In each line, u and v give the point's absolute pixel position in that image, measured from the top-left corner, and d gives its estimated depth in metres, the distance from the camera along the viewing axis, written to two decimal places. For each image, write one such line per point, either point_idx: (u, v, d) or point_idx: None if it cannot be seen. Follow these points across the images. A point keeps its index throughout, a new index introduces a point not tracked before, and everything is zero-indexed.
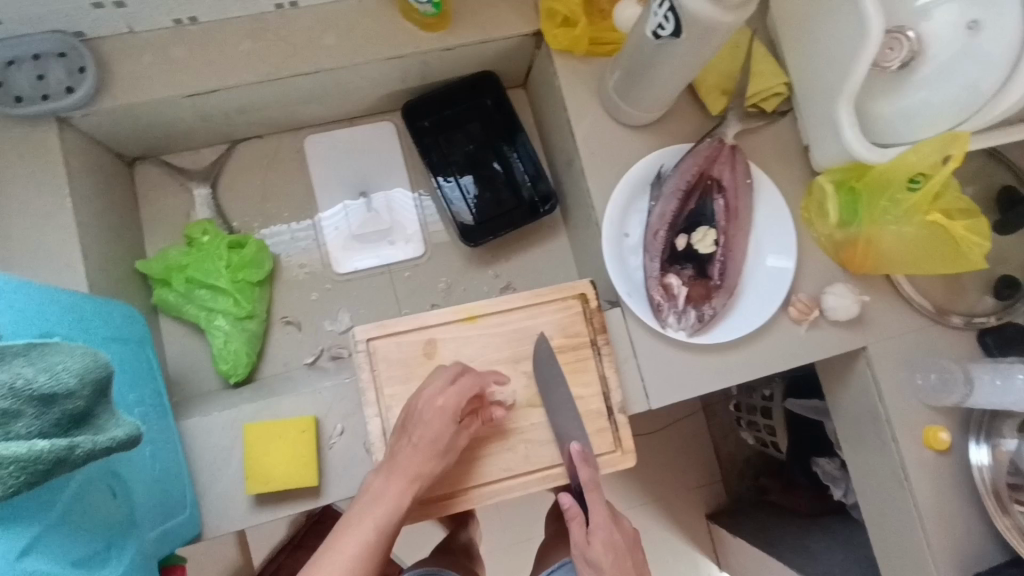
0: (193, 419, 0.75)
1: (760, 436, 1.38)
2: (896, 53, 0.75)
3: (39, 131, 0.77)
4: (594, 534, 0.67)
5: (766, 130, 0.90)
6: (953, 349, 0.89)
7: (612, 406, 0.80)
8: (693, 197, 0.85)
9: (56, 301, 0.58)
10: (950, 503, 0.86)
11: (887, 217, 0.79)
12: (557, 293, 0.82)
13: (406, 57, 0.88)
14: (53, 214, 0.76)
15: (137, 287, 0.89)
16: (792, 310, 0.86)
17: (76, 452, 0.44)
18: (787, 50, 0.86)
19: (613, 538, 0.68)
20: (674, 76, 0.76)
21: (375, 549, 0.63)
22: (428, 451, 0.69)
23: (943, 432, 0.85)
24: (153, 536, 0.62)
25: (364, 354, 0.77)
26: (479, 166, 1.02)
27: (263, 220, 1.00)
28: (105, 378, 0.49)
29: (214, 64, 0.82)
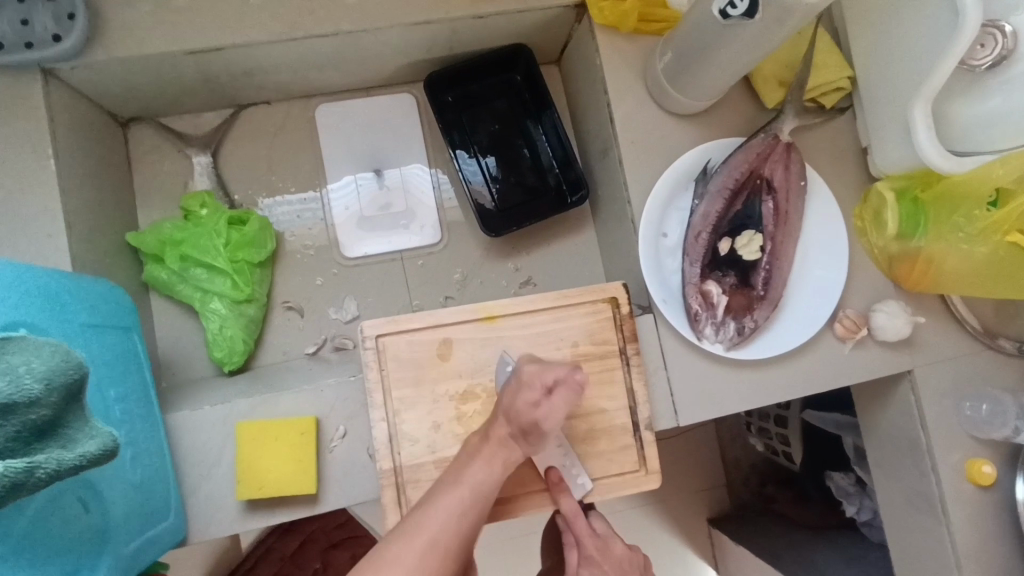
0: (182, 413, 0.69)
1: (771, 444, 1.33)
2: (987, 51, 0.67)
3: (22, 84, 0.69)
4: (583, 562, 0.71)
5: (823, 128, 0.82)
6: (1005, 378, 0.82)
7: (638, 422, 0.74)
8: (740, 197, 0.77)
9: (29, 283, 0.51)
10: (989, 542, 0.80)
11: (955, 234, 0.71)
12: (585, 296, 0.75)
13: (435, 23, 0.79)
14: (35, 178, 0.68)
15: (126, 261, 0.82)
16: (838, 328, 0.79)
17: (36, 475, 0.37)
18: (855, 39, 0.78)
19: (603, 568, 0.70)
20: (735, 62, 0.68)
21: (468, 514, 0.55)
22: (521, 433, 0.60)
23: (987, 466, 0.79)
24: (130, 549, 0.56)
25: (372, 351, 0.70)
26: (504, 148, 0.94)
27: (267, 193, 0.92)
28: (80, 384, 0.42)
29: (222, 18, 0.73)
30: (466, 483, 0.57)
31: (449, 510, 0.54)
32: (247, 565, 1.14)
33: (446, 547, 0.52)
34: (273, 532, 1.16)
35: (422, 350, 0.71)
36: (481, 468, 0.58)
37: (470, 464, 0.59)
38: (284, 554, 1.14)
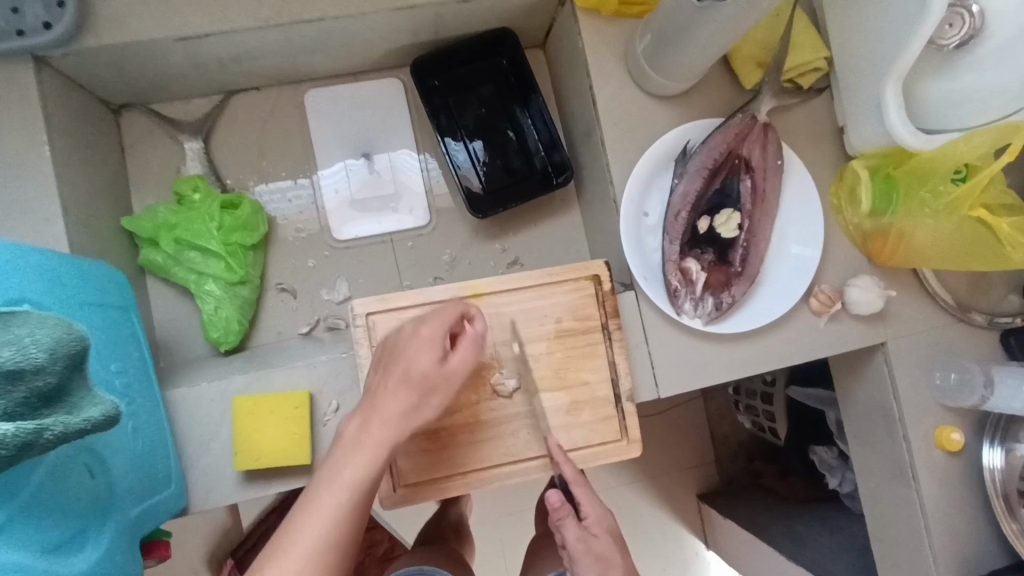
0: (180, 389, 0.71)
1: (757, 421, 1.37)
2: (956, 30, 0.69)
3: (15, 72, 0.71)
4: (590, 518, 0.66)
5: (801, 108, 0.84)
6: (975, 349, 0.85)
7: (620, 394, 0.77)
8: (719, 176, 0.80)
9: (29, 263, 0.54)
10: (957, 506, 0.84)
11: (924, 209, 0.74)
12: (569, 273, 0.78)
13: (419, 8, 0.80)
14: (31, 164, 0.70)
15: (122, 245, 0.84)
16: (813, 302, 0.82)
17: (45, 436, 0.40)
18: (831, 21, 0.79)
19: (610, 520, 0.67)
20: (711, 43, 0.70)
21: (355, 509, 0.56)
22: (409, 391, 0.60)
23: (955, 433, 0.83)
24: (134, 514, 0.59)
25: (363, 329, 0.73)
26: (490, 132, 0.96)
27: (259, 178, 0.94)
28: (81, 354, 0.45)
29: (208, 5, 0.75)
30: (341, 482, 0.56)
31: (333, 510, 0.55)
32: (248, 544, 1.17)
33: (332, 545, 0.54)
34: (274, 510, 1.19)
35: None
36: (355, 462, 0.57)
37: (343, 459, 0.58)
38: None
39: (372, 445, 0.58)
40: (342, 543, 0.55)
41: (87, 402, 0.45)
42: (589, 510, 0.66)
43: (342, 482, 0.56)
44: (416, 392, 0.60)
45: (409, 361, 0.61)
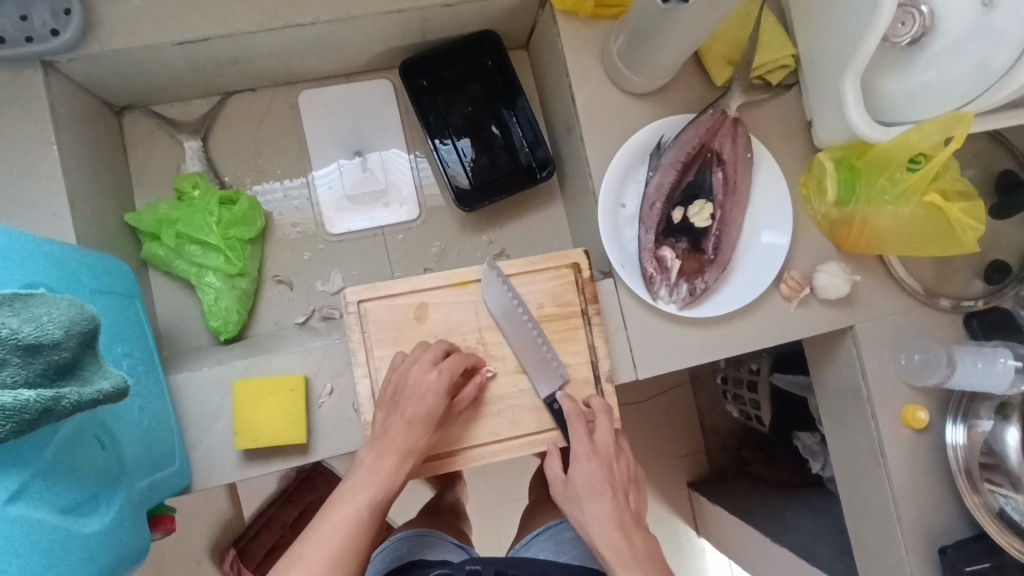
0: (183, 374, 0.76)
1: (744, 410, 1.36)
2: (907, 28, 0.73)
3: (23, 76, 0.75)
4: (576, 465, 0.72)
5: (771, 104, 0.88)
6: (940, 331, 0.89)
7: (600, 375, 0.82)
8: (692, 169, 0.84)
9: (41, 252, 0.58)
10: (924, 481, 0.88)
11: (884, 196, 0.78)
12: (550, 261, 0.82)
13: (405, 12, 0.85)
14: (39, 163, 0.74)
15: (126, 239, 0.88)
16: (784, 287, 0.86)
17: (62, 404, 0.45)
18: (797, 21, 0.84)
19: (593, 469, 0.71)
20: (680, 43, 0.74)
21: (365, 525, 0.65)
22: (410, 424, 0.70)
23: (921, 411, 0.86)
24: (142, 486, 0.63)
25: (355, 315, 0.78)
26: (477, 129, 1.00)
27: (256, 176, 0.98)
28: (93, 332, 0.49)
29: (204, 11, 0.79)
30: (350, 506, 0.66)
31: (343, 526, 0.64)
32: (251, 532, 1.21)
33: (345, 556, 0.63)
34: (275, 499, 1.23)
35: (400, 313, 0.79)
36: (361, 487, 0.67)
37: (353, 486, 0.68)
38: (284, 523, 1.21)
39: (372, 476, 0.68)
40: (352, 557, 0.64)
41: (98, 375, 0.50)
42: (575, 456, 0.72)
43: (352, 505, 0.66)
44: (421, 425, 0.70)
45: (414, 396, 0.70)
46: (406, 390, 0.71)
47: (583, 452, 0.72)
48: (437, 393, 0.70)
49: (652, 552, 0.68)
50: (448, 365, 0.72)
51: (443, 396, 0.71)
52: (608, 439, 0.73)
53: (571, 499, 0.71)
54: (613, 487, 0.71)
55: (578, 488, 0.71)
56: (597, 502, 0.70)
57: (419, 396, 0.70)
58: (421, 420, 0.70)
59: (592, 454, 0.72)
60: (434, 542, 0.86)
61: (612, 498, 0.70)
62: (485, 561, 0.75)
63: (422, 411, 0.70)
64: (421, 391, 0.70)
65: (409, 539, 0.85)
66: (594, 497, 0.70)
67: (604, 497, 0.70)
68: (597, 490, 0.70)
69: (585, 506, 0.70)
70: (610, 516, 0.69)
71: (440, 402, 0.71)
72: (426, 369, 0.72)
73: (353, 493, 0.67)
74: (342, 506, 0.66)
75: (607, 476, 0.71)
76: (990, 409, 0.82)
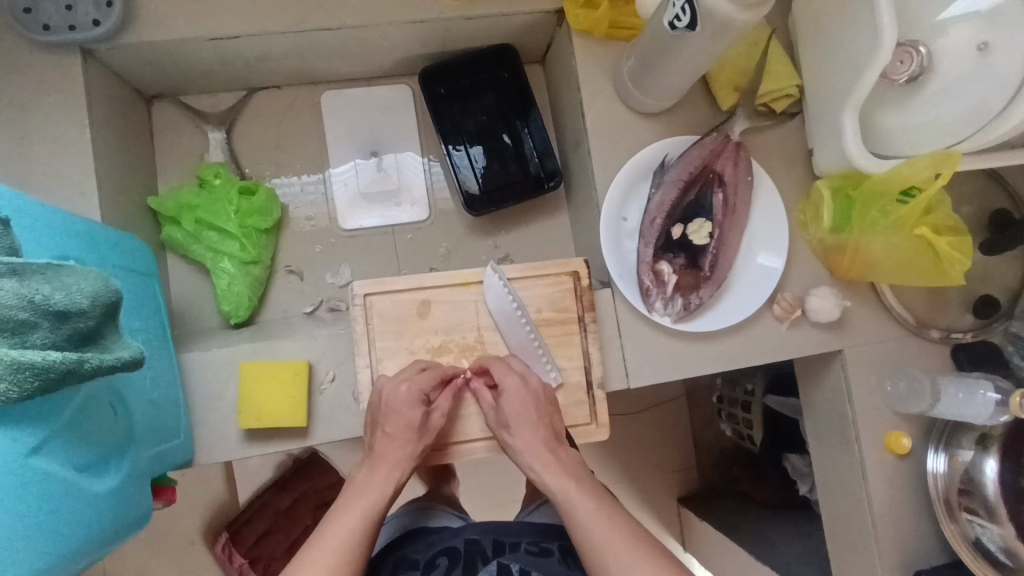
0: (192, 353, 0.79)
1: (738, 429, 1.34)
2: (906, 66, 0.75)
3: (64, 61, 0.79)
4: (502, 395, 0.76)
5: (774, 130, 0.91)
6: (927, 361, 0.91)
7: (592, 381, 0.85)
8: (693, 189, 0.87)
9: (70, 227, 0.62)
10: (904, 507, 0.89)
11: (875, 228, 0.80)
12: (551, 268, 0.86)
13: (428, 22, 0.89)
14: (71, 143, 0.78)
15: (147, 221, 0.92)
16: (776, 308, 0.89)
17: (85, 367, 0.48)
18: (802, 51, 0.86)
19: (521, 392, 0.76)
20: (687, 67, 0.78)
21: (364, 533, 0.67)
22: (399, 431, 0.74)
23: (905, 437, 0.88)
24: (149, 455, 0.66)
25: (360, 307, 0.81)
26: (489, 138, 1.04)
27: (275, 169, 1.02)
28: (113, 305, 0.53)
29: (237, 10, 0.83)
30: (348, 514, 0.68)
31: (343, 533, 0.66)
32: (244, 516, 1.24)
33: (349, 562, 0.65)
34: (270, 486, 1.25)
35: (404, 308, 0.82)
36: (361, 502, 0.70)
37: (352, 500, 0.70)
38: (278, 509, 1.24)
39: (371, 489, 0.71)
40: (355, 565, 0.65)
41: (117, 345, 0.53)
42: (504, 388, 0.76)
43: (349, 518, 0.68)
44: (410, 434, 0.74)
45: (397, 414, 0.73)
46: (386, 405, 0.74)
47: (510, 383, 0.76)
48: (417, 405, 0.74)
49: (577, 462, 0.75)
50: (424, 377, 0.76)
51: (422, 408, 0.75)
52: (529, 372, 0.79)
53: (498, 429, 0.77)
54: (535, 410, 0.77)
55: (500, 418, 0.76)
56: (524, 423, 0.76)
57: (400, 408, 0.73)
58: (405, 428, 0.74)
59: (514, 388, 0.76)
60: (435, 514, 0.93)
61: (533, 419, 0.76)
62: (481, 531, 0.87)
63: (405, 421, 0.74)
64: (401, 402, 0.74)
65: (410, 513, 0.94)
66: (517, 425, 0.76)
67: (523, 421, 0.76)
68: (525, 414, 0.76)
69: (515, 431, 0.76)
70: (538, 437, 0.75)
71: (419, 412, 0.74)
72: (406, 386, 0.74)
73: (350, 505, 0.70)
74: (342, 514, 0.68)
75: (530, 402, 0.77)
76: (971, 439, 0.84)
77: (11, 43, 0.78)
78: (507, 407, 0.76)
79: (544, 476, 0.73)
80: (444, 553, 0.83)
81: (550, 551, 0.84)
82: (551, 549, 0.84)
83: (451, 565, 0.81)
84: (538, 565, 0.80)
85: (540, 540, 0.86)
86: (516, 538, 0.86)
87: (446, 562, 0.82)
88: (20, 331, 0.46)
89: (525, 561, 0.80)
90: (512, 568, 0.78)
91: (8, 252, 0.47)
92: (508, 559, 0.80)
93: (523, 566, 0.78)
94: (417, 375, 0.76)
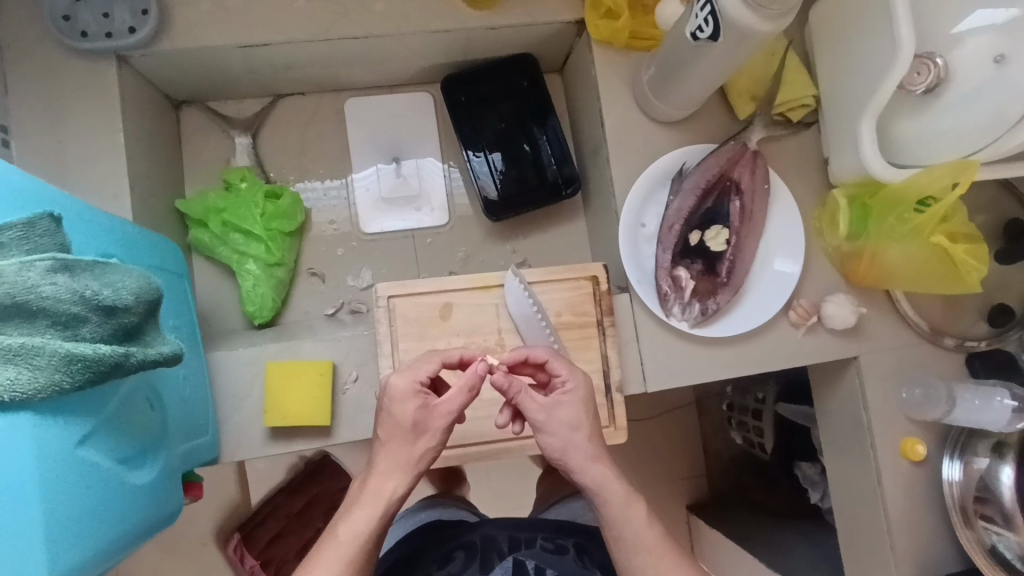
0: (220, 353, 0.81)
1: (748, 437, 1.35)
2: (923, 78, 0.75)
3: (99, 67, 0.82)
4: (559, 403, 0.69)
5: (790, 139, 0.93)
6: (942, 369, 0.91)
7: (610, 384, 0.86)
8: (711, 196, 0.88)
9: (109, 226, 0.64)
10: (920, 514, 0.89)
11: (892, 234, 0.82)
12: (570, 272, 0.87)
13: (451, 32, 0.91)
14: (105, 147, 0.81)
15: (174, 223, 0.94)
16: (792, 314, 0.90)
17: (131, 360, 0.50)
18: (819, 63, 0.88)
19: (583, 397, 0.70)
20: (706, 77, 0.80)
21: (361, 557, 0.64)
22: (403, 437, 0.66)
23: (920, 445, 0.88)
24: (181, 450, 0.68)
25: (384, 309, 0.83)
26: (508, 145, 1.05)
27: (299, 174, 1.05)
28: (155, 302, 0.55)
29: (267, 19, 0.86)
30: (347, 533, 0.64)
31: (340, 561, 0.63)
32: (256, 518, 1.25)
33: None
34: (282, 488, 1.26)
35: (426, 311, 0.84)
36: (360, 520, 0.65)
37: (352, 518, 0.65)
38: (290, 512, 1.25)
39: (372, 498, 0.66)
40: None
41: (157, 341, 0.55)
42: (564, 389, 0.70)
43: (349, 537, 0.64)
44: (406, 452, 0.67)
45: (396, 422, 0.67)
46: (388, 400, 0.67)
47: (572, 383, 0.71)
48: (418, 400, 0.67)
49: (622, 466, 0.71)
50: (413, 367, 0.69)
51: (423, 404, 0.67)
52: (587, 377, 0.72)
53: (553, 430, 0.68)
54: (592, 421, 0.70)
55: (561, 422, 0.68)
56: (585, 434, 0.69)
57: (402, 404, 0.66)
58: (409, 435, 0.67)
59: (578, 386, 0.71)
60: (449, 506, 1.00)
61: (590, 428, 0.69)
62: (497, 527, 0.87)
63: (406, 422, 0.66)
64: (403, 396, 0.67)
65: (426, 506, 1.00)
66: (577, 429, 0.69)
67: (583, 427, 0.69)
68: (579, 423, 0.69)
69: (568, 438, 0.68)
70: (591, 447, 0.69)
71: (416, 408, 0.67)
72: (409, 391, 0.67)
73: (351, 522, 0.65)
74: (339, 534, 0.64)
75: (588, 408, 0.70)
76: (986, 447, 0.84)
77: (49, 51, 0.80)
78: (564, 412, 0.69)
79: (609, 490, 0.68)
80: (461, 548, 0.84)
81: (565, 548, 0.83)
82: (566, 547, 0.84)
83: (468, 562, 0.81)
84: (553, 563, 0.79)
85: (555, 537, 0.86)
86: (530, 534, 0.86)
87: (463, 555, 0.82)
88: (71, 325, 0.47)
89: (540, 557, 0.80)
90: (527, 566, 0.78)
91: (58, 249, 0.49)
92: (523, 555, 0.80)
93: (539, 564, 0.78)
94: (414, 368, 0.69)
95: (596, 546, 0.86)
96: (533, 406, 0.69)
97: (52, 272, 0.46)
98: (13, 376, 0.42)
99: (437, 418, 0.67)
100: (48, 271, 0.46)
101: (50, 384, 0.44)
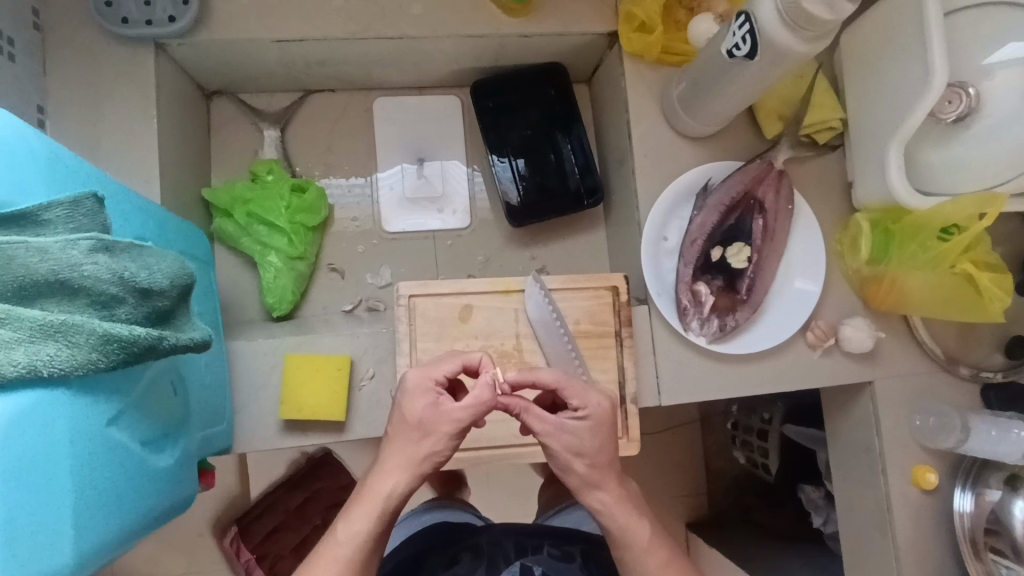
0: (239, 342, 0.82)
1: (751, 457, 1.33)
2: (954, 106, 0.74)
3: (137, 53, 0.83)
4: (565, 431, 0.65)
5: (814, 161, 0.93)
6: (957, 398, 0.91)
7: (625, 396, 0.86)
8: (734, 213, 0.88)
9: (144, 210, 0.64)
10: (928, 544, 0.88)
11: (914, 261, 0.82)
12: (592, 282, 0.88)
13: (485, 37, 0.92)
14: (139, 132, 0.81)
15: (199, 211, 0.95)
16: (810, 335, 0.90)
17: (164, 344, 0.50)
18: (848, 87, 0.88)
19: (602, 423, 0.67)
20: (738, 95, 0.80)
21: (363, 555, 0.64)
22: (410, 435, 0.64)
23: (931, 473, 0.87)
24: (200, 437, 0.68)
25: (404, 308, 0.83)
26: (533, 152, 1.06)
27: (324, 170, 1.06)
28: (187, 286, 0.55)
29: (306, 16, 0.87)
30: (345, 536, 0.64)
31: (336, 563, 0.63)
32: (254, 513, 1.23)
33: None
34: (283, 483, 1.25)
35: (446, 311, 0.84)
36: (358, 522, 0.64)
37: (349, 518, 0.65)
38: (288, 507, 1.24)
39: (372, 498, 0.64)
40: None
41: (188, 326, 0.56)
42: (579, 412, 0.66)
43: (348, 541, 0.64)
44: (411, 448, 0.64)
45: (411, 421, 0.64)
46: (402, 396, 0.65)
47: (584, 410, 0.66)
48: (430, 396, 0.64)
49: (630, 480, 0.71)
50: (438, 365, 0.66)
51: (435, 402, 0.64)
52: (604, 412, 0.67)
53: (556, 453, 0.66)
54: (604, 445, 0.67)
55: (564, 443, 0.66)
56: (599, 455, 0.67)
57: (416, 399, 0.64)
58: (415, 433, 0.64)
59: (592, 413, 0.66)
60: (453, 508, 1.00)
61: (600, 454, 0.67)
62: (505, 533, 0.86)
63: (414, 418, 0.64)
64: (416, 390, 0.64)
65: (431, 508, 0.99)
66: (593, 443, 0.66)
67: (587, 454, 0.66)
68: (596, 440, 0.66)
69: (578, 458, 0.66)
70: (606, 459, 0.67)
71: (430, 409, 0.64)
72: (422, 390, 0.65)
73: (350, 525, 0.64)
74: (338, 535, 0.64)
75: (600, 434, 0.67)
76: (999, 479, 0.83)
77: (90, 34, 0.82)
78: (579, 432, 0.66)
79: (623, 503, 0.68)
80: (467, 550, 0.83)
81: (573, 555, 0.83)
82: (573, 554, 0.84)
83: (474, 564, 0.80)
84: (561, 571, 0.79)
85: (563, 544, 0.86)
86: (537, 541, 0.85)
87: (470, 558, 0.82)
88: (108, 305, 0.48)
89: (547, 563, 0.80)
90: (535, 570, 0.78)
91: (100, 230, 0.49)
92: (531, 561, 0.79)
93: (546, 569, 0.78)
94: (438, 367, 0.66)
95: (602, 551, 0.86)
96: (539, 426, 0.65)
97: (93, 252, 0.46)
98: (53, 353, 0.43)
99: (444, 420, 0.64)
100: (89, 250, 0.46)
101: (86, 362, 0.44)
